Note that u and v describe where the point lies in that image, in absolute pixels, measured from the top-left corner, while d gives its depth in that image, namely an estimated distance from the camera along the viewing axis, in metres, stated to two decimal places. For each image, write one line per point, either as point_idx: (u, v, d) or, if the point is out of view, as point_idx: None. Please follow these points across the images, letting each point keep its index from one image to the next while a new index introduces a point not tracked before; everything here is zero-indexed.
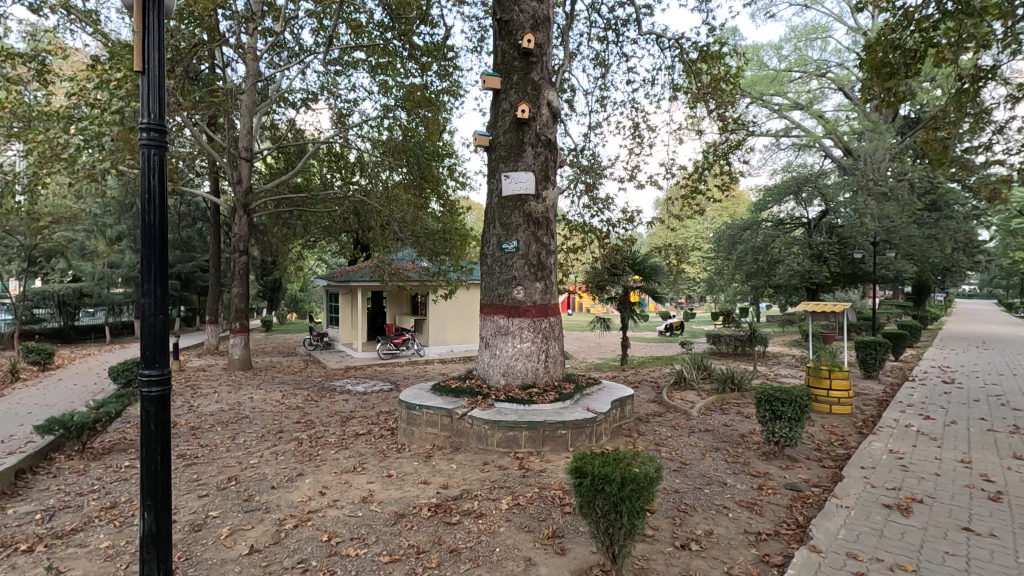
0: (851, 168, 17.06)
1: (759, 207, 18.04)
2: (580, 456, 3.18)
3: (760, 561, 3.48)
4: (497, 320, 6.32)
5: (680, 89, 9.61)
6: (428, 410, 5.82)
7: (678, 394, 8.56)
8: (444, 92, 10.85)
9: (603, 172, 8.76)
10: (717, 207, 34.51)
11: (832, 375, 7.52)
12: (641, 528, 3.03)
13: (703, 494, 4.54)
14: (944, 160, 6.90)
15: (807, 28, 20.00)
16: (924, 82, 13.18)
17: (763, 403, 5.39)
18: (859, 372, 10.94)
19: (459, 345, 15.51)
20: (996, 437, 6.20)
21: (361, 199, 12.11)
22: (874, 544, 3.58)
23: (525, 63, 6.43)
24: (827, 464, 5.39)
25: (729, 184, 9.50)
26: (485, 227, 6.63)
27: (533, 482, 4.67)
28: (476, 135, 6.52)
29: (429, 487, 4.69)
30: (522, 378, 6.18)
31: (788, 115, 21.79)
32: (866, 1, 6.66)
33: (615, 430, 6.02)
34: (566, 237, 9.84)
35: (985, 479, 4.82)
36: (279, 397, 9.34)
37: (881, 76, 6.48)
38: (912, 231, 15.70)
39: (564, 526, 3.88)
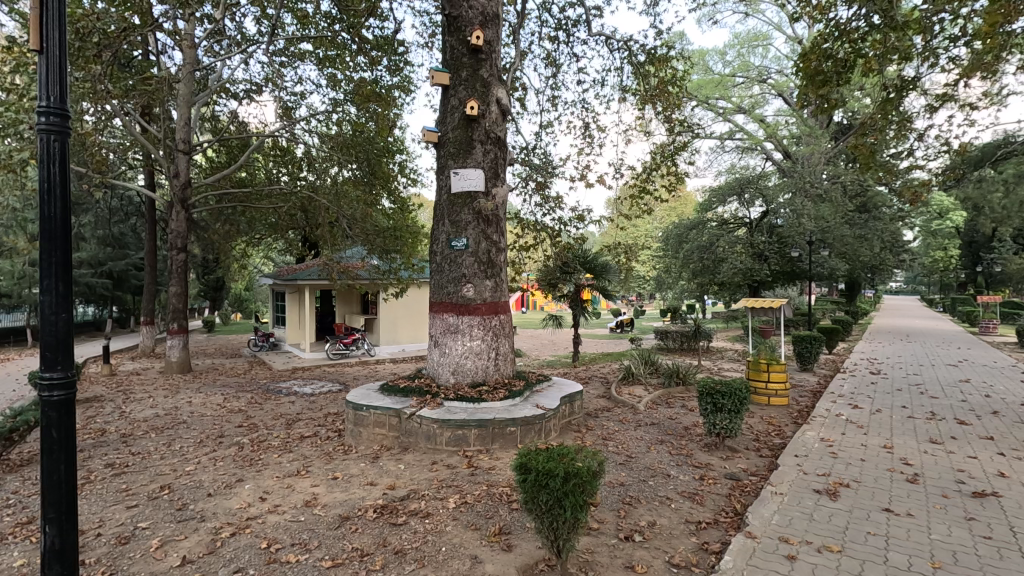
0: (790, 170, 17.95)
1: (705, 207, 18.65)
2: (525, 452, 3.16)
3: (699, 549, 3.59)
4: (446, 318, 6.26)
5: (629, 91, 9.80)
6: (375, 410, 5.72)
7: (626, 389, 8.74)
8: (394, 87, 10.64)
9: (554, 170, 8.82)
10: (666, 206, 35.59)
11: (770, 367, 7.84)
12: (585, 521, 3.07)
13: (648, 487, 4.65)
14: (871, 165, 7.33)
15: (749, 36, 20.83)
16: (855, 91, 14.00)
17: (705, 396, 5.56)
18: (796, 365, 11.49)
19: (411, 344, 15.32)
20: (915, 423, 6.64)
21: (308, 196, 11.74)
22: (804, 527, 3.76)
23: (474, 60, 6.40)
24: (764, 454, 5.62)
25: (675, 184, 9.75)
26: (434, 224, 6.55)
27: (481, 481, 4.65)
28: (425, 131, 6.44)
29: (376, 488, 4.61)
30: (472, 377, 6.16)
31: (732, 118, 22.66)
32: (801, 10, 6.96)
33: (564, 426, 6.08)
34: (519, 236, 9.85)
35: (904, 463, 5.15)
36: (220, 400, 8.95)
37: (815, 82, 6.80)
38: (844, 231, 16.63)
39: (511, 523, 3.89)
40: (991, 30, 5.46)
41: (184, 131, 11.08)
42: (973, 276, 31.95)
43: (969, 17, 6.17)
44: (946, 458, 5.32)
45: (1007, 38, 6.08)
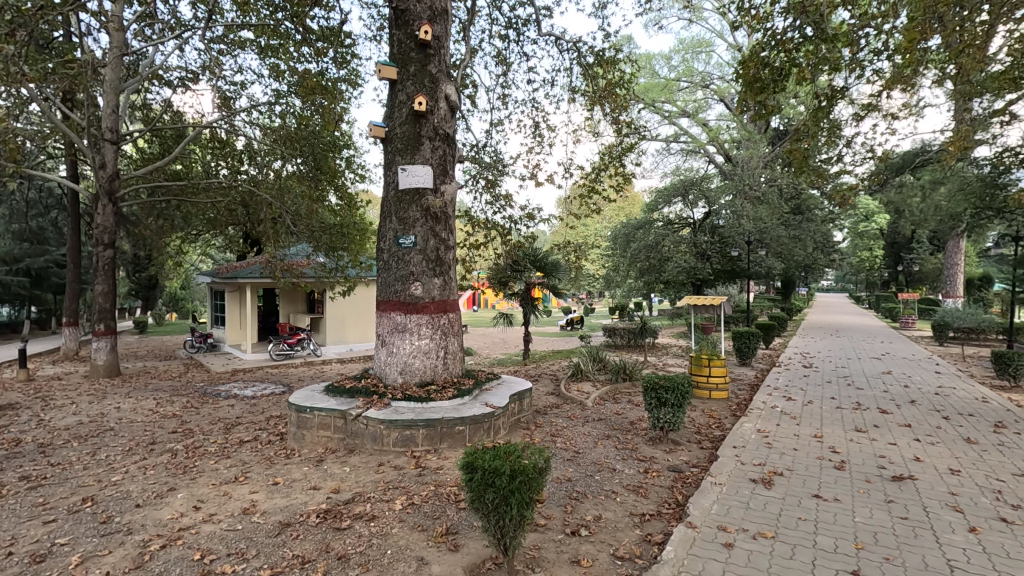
0: (731, 173, 18.77)
1: (651, 208, 19.15)
2: (472, 451, 3.13)
3: (643, 541, 3.67)
4: (393, 317, 6.15)
5: (578, 92, 9.93)
6: (319, 412, 5.55)
7: (575, 385, 8.87)
8: (341, 81, 10.35)
9: (504, 169, 8.83)
10: (614, 207, 36.38)
11: (711, 362, 8.13)
12: (531, 518, 3.08)
13: (594, 481, 4.72)
14: (804, 169, 7.71)
15: (693, 42, 21.53)
16: (790, 99, 14.71)
17: (650, 391, 5.71)
18: (735, 360, 11.98)
19: (359, 344, 14.97)
20: (843, 413, 7.05)
21: (248, 190, 11.23)
22: (741, 516, 3.92)
23: (422, 55, 6.30)
24: (705, 446, 5.83)
25: (623, 184, 9.95)
26: (381, 221, 6.42)
27: (428, 481, 4.60)
28: (372, 126, 6.29)
29: (319, 492, 4.47)
30: (420, 376, 6.07)
31: (676, 121, 23.37)
32: (741, 19, 7.23)
33: (512, 423, 6.10)
34: (469, 233, 9.78)
35: (832, 451, 5.46)
36: (152, 405, 8.46)
37: (753, 89, 7.09)
38: (780, 232, 17.47)
39: (458, 522, 3.86)
40: (911, 46, 5.83)
41: (111, 118, 10.39)
42: (894, 274, 34.34)
43: (891, 33, 6.58)
44: (869, 445, 5.68)
45: (924, 55, 6.54)
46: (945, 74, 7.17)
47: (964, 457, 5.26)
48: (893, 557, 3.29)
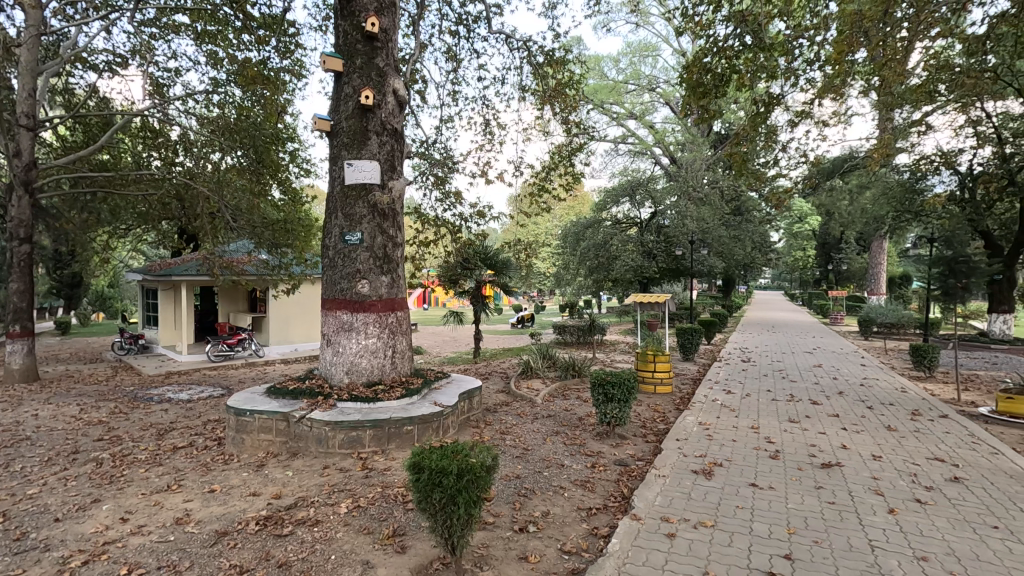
0: (676, 174, 19.41)
1: (600, 207, 19.51)
2: (419, 450, 3.07)
3: (589, 535, 3.74)
4: (339, 316, 5.99)
5: (528, 91, 9.97)
6: (260, 415, 5.33)
7: (525, 383, 8.93)
8: (284, 71, 9.97)
9: (454, 165, 8.76)
10: (564, 206, 36.88)
11: (656, 358, 8.37)
12: (479, 516, 3.08)
13: (543, 478, 4.76)
14: (744, 171, 8.05)
15: (640, 46, 22.06)
16: (731, 104, 15.32)
17: (597, 387, 5.81)
18: (679, 355, 12.38)
19: (304, 344, 14.52)
20: (778, 405, 7.41)
21: (183, 183, 10.65)
22: (683, 506, 4.05)
23: (369, 48, 6.15)
24: (650, 439, 5.99)
25: (572, 184, 10.08)
26: (326, 217, 6.23)
27: (375, 482, 4.51)
28: (316, 118, 6.09)
29: (259, 499, 4.30)
30: (367, 376, 5.94)
31: (624, 123, 23.90)
32: (685, 25, 7.46)
33: (462, 422, 6.07)
34: (418, 231, 9.64)
35: (768, 441, 5.72)
36: (75, 411, 7.90)
37: (696, 93, 7.33)
38: (721, 232, 18.16)
39: (406, 524, 3.80)
40: (840, 58, 6.18)
41: (27, 103, 9.60)
42: (825, 272, 36.50)
43: (822, 45, 6.95)
44: (800, 435, 6.00)
45: (850, 67, 6.94)
46: (870, 85, 7.65)
47: (885, 443, 5.64)
48: (822, 540, 3.48)
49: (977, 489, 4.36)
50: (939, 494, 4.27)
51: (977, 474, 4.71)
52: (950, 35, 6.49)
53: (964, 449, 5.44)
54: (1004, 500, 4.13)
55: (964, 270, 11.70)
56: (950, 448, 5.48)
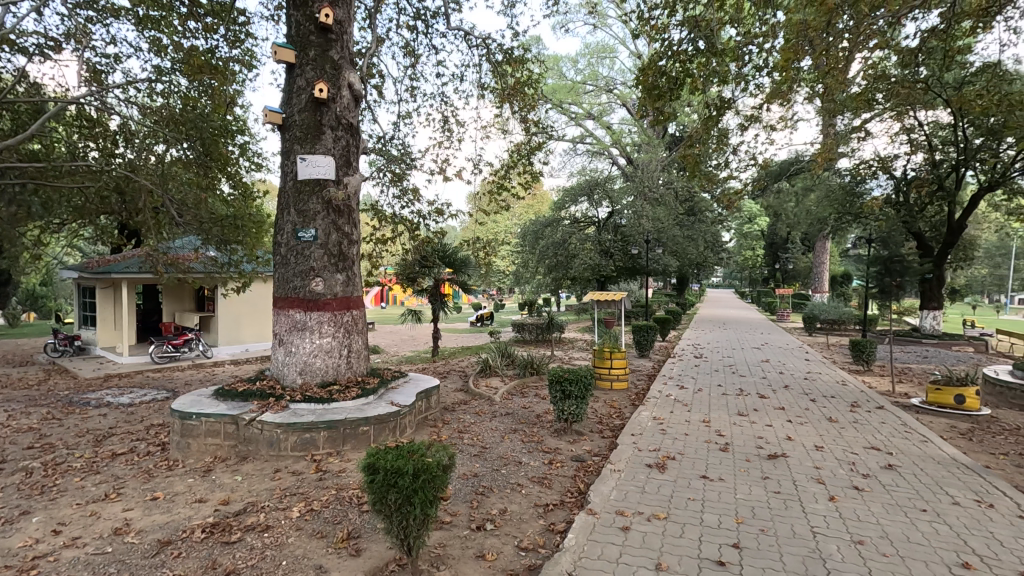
0: (632, 175, 19.82)
1: (559, 206, 19.68)
2: (373, 451, 3.01)
3: (546, 531, 3.77)
4: (292, 315, 5.82)
5: (487, 89, 9.95)
6: (207, 418, 5.12)
7: (484, 381, 8.92)
8: (234, 61, 9.60)
9: (412, 162, 8.66)
10: (523, 205, 37.03)
11: (612, 355, 8.52)
12: (435, 516, 3.06)
13: (500, 475, 4.77)
14: (696, 173, 8.28)
15: (598, 47, 22.35)
16: (684, 107, 15.74)
17: (555, 384, 5.87)
18: (635, 352, 12.62)
19: (256, 344, 14.05)
20: (728, 399, 7.66)
21: (124, 176, 10.11)
22: (637, 500, 4.13)
23: (323, 40, 6.00)
24: (606, 435, 6.08)
25: (531, 182, 10.12)
26: (278, 213, 6.03)
27: (330, 485, 4.41)
28: (267, 111, 5.89)
29: (206, 505, 4.13)
30: (321, 376, 5.80)
31: (583, 123, 24.18)
32: (641, 28, 7.59)
33: (419, 422, 6.01)
34: (375, 228, 9.47)
35: (718, 434, 5.91)
36: (2, 418, 7.39)
37: (652, 95, 7.48)
38: (675, 232, 18.64)
39: (360, 526, 3.74)
40: (787, 65, 6.43)
41: None
42: (773, 272, 38.00)
43: (770, 52, 7.22)
44: (749, 428, 6.21)
45: (796, 74, 7.23)
46: (814, 92, 7.98)
47: (827, 434, 5.91)
48: (767, 528, 3.62)
49: (909, 475, 4.64)
50: (874, 481, 4.52)
51: (909, 461, 5.00)
52: (886, 47, 6.86)
53: (898, 438, 5.76)
54: (932, 485, 4.41)
55: (899, 270, 12.38)
56: (885, 437, 5.80)
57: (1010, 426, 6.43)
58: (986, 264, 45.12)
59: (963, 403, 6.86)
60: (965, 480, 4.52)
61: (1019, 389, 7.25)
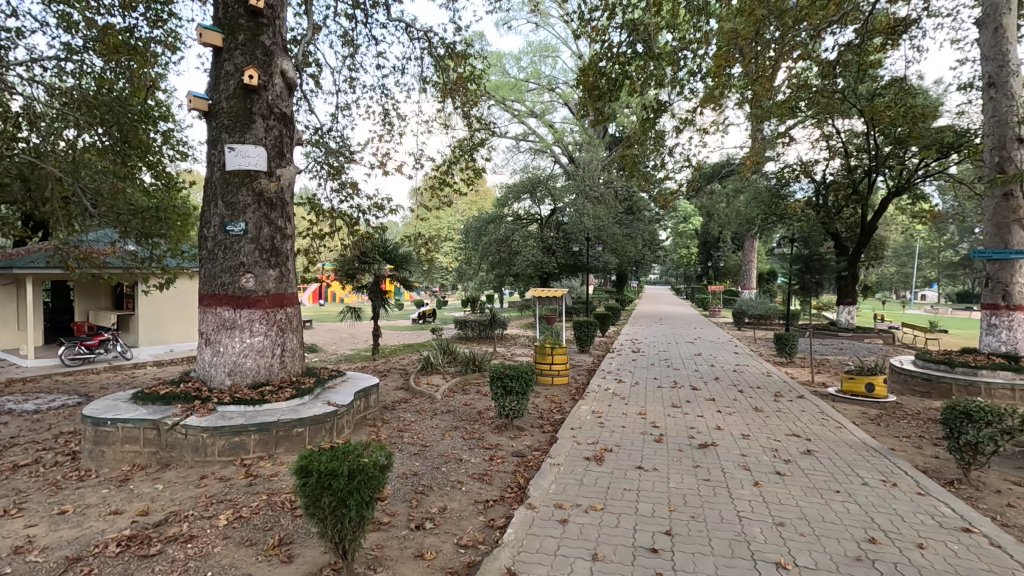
0: (574, 173, 20.19)
1: (502, 203, 19.74)
2: (306, 453, 2.90)
3: (485, 527, 3.77)
4: (220, 313, 5.52)
5: (429, 83, 9.80)
6: (123, 424, 4.78)
7: (425, 378, 8.82)
8: (156, 42, 8.97)
9: (351, 155, 8.42)
10: (466, 200, 36.88)
11: (553, 351, 8.63)
12: (372, 517, 2.98)
13: (441, 473, 4.73)
14: (635, 172, 8.51)
15: (540, 46, 22.54)
16: (624, 108, 16.16)
17: (496, 380, 5.88)
18: (576, 347, 12.85)
19: (181, 344, 13.27)
20: (664, 392, 7.94)
21: (28, 162, 9.24)
22: (575, 492, 4.21)
23: (253, 24, 5.72)
24: (546, 430, 6.16)
25: (473, 179, 10.08)
26: (204, 205, 5.70)
27: (261, 490, 4.22)
28: (192, 96, 5.54)
29: (122, 517, 3.85)
30: (252, 377, 5.54)
31: (526, 121, 24.34)
32: (582, 29, 7.71)
33: (357, 422, 5.86)
34: (312, 223, 9.14)
35: (653, 426, 6.11)
36: None
37: (592, 96, 7.60)
38: (615, 230, 19.10)
39: (293, 531, 3.60)
40: (719, 71, 6.71)
41: None
42: (705, 269, 39.77)
43: (704, 58, 7.50)
44: (682, 419, 6.46)
45: (727, 80, 7.56)
46: (744, 98, 8.37)
47: (753, 423, 6.25)
48: (698, 515, 3.78)
49: (825, 459, 4.97)
50: (795, 465, 4.82)
51: (825, 447, 5.35)
52: (808, 58, 7.30)
53: (816, 425, 6.16)
54: (845, 468, 4.75)
55: (818, 267, 13.25)
56: (805, 424, 6.20)
57: (912, 411, 7.02)
58: (894, 263, 49.07)
59: (873, 391, 7.41)
60: (873, 462, 4.90)
61: (919, 376, 7.93)
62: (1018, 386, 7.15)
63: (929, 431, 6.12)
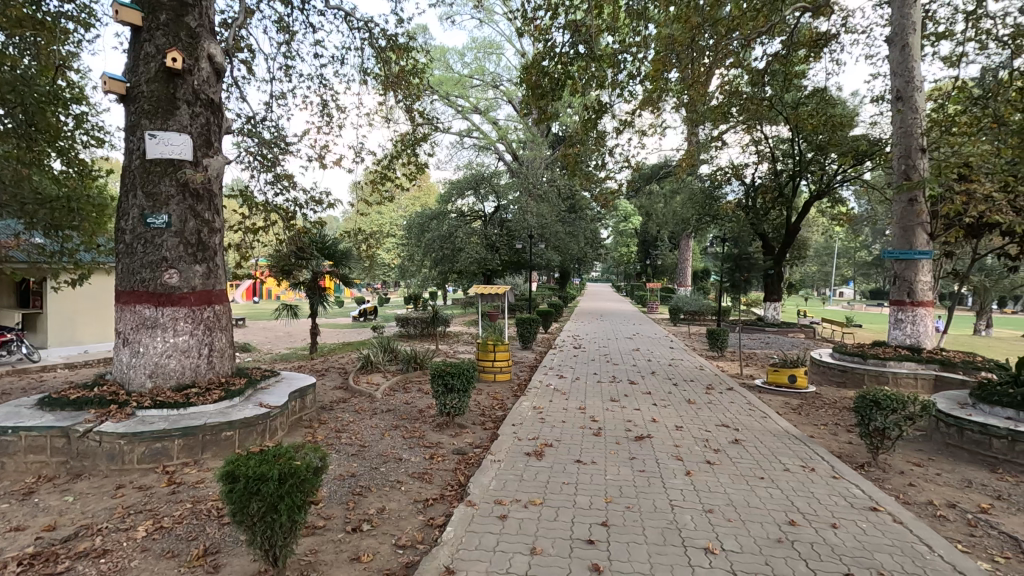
0: (517, 171, 20.29)
1: (445, 199, 19.57)
2: (233, 458, 2.76)
3: (424, 526, 3.73)
4: (139, 311, 5.17)
5: (369, 75, 9.56)
6: (27, 433, 4.39)
7: (364, 377, 8.63)
8: (66, 18, 8.26)
9: (287, 146, 8.09)
10: (409, 196, 36.35)
11: (495, 347, 8.64)
12: (305, 522, 2.88)
13: (379, 474, 4.64)
14: (576, 171, 8.64)
15: (484, 42, 22.48)
16: (567, 108, 16.38)
17: (437, 378, 5.82)
18: (519, 344, 12.94)
19: (97, 345, 12.40)
20: (603, 387, 8.12)
21: None
22: (514, 488, 4.24)
23: (177, 3, 5.37)
24: (488, 427, 6.16)
25: (416, 174, 9.93)
26: (121, 195, 5.31)
27: (185, 498, 3.99)
28: (107, 78, 5.14)
29: (23, 534, 3.53)
30: (176, 379, 5.22)
31: (469, 117, 24.22)
32: (525, 28, 7.74)
33: (292, 423, 5.65)
34: (244, 216, 8.71)
35: (591, 420, 6.24)
36: None
37: (535, 94, 7.66)
38: (558, 228, 19.33)
39: (220, 540, 3.42)
40: (656, 74, 6.92)
41: None
42: (644, 267, 41.06)
43: (643, 62, 7.71)
44: (620, 412, 6.64)
45: (665, 84, 7.81)
46: (680, 102, 8.66)
47: (686, 415, 6.50)
48: (633, 505, 3.89)
49: (751, 448, 5.24)
50: (723, 454, 5.05)
51: (751, 436, 5.65)
52: (739, 66, 7.64)
53: (743, 416, 6.49)
54: (769, 455, 5.03)
55: (747, 266, 13.95)
56: (733, 415, 6.52)
57: (829, 400, 7.52)
58: (815, 262, 52.36)
59: (795, 382, 7.87)
60: (794, 449, 5.22)
61: (836, 368, 8.51)
62: (921, 375, 7.81)
63: (844, 418, 6.59)
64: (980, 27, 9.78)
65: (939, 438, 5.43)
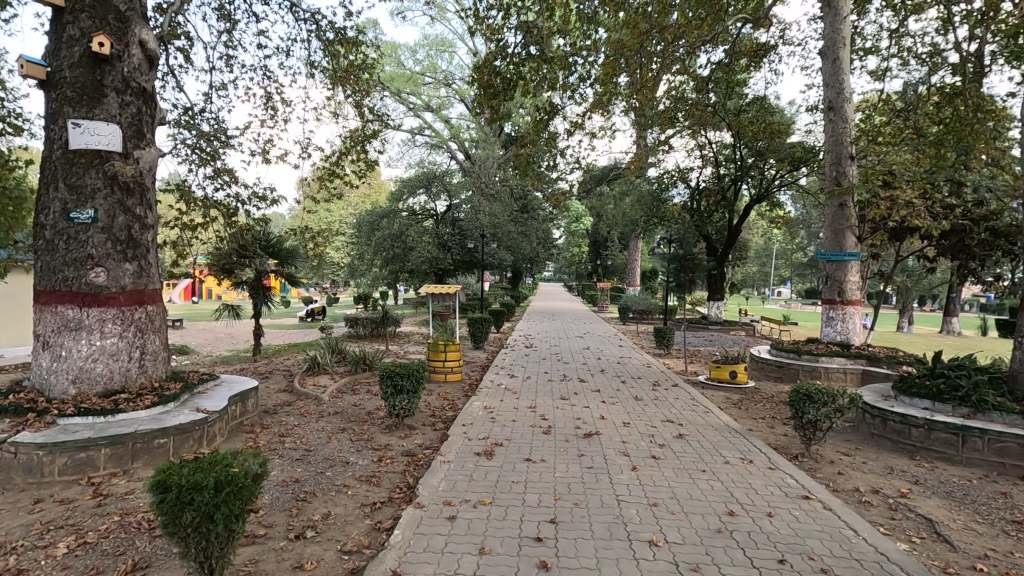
0: (470, 170, 20.20)
1: (396, 198, 19.27)
2: (165, 467, 2.61)
3: (371, 530, 3.65)
4: (62, 312, 4.82)
5: (316, 68, 9.27)
6: None
7: (310, 379, 8.37)
8: None
9: (228, 139, 7.75)
10: (359, 193, 35.61)
11: (446, 347, 8.58)
12: (243, 531, 2.76)
13: (324, 478, 4.51)
14: (528, 171, 8.68)
15: (436, 40, 22.28)
16: (520, 108, 16.43)
17: (386, 379, 5.72)
18: (470, 343, 12.90)
19: (13, 349, 11.51)
20: (553, 386, 8.19)
21: None
22: (464, 488, 4.22)
23: None
24: (438, 428, 6.10)
25: (365, 171, 9.71)
26: (41, 188, 4.94)
27: (112, 510, 3.76)
28: (25, 61, 4.77)
29: None
30: (104, 384, 4.90)
31: (421, 114, 23.93)
32: (477, 26, 7.70)
33: (232, 428, 5.41)
34: (180, 211, 8.28)
35: (541, 419, 6.28)
36: None
37: (487, 94, 7.64)
38: (510, 227, 19.40)
39: (151, 554, 3.24)
40: (606, 78, 7.03)
41: None
42: (595, 267, 41.79)
43: (593, 65, 7.83)
44: (569, 410, 6.71)
45: (614, 88, 7.97)
46: (629, 106, 8.86)
47: (633, 411, 6.65)
48: (580, 502, 3.94)
49: (694, 442, 5.41)
50: (668, 449, 5.20)
51: (694, 431, 5.83)
52: (685, 73, 7.89)
53: (687, 411, 6.70)
54: (711, 449, 5.21)
55: (692, 266, 14.42)
56: (678, 411, 6.72)
57: (767, 395, 7.88)
58: (756, 263, 54.66)
59: (736, 377, 8.21)
60: (734, 442, 5.43)
61: (774, 364, 8.92)
62: (850, 370, 8.31)
63: (780, 412, 6.91)
64: (901, 45, 10.49)
65: (865, 428, 5.78)
